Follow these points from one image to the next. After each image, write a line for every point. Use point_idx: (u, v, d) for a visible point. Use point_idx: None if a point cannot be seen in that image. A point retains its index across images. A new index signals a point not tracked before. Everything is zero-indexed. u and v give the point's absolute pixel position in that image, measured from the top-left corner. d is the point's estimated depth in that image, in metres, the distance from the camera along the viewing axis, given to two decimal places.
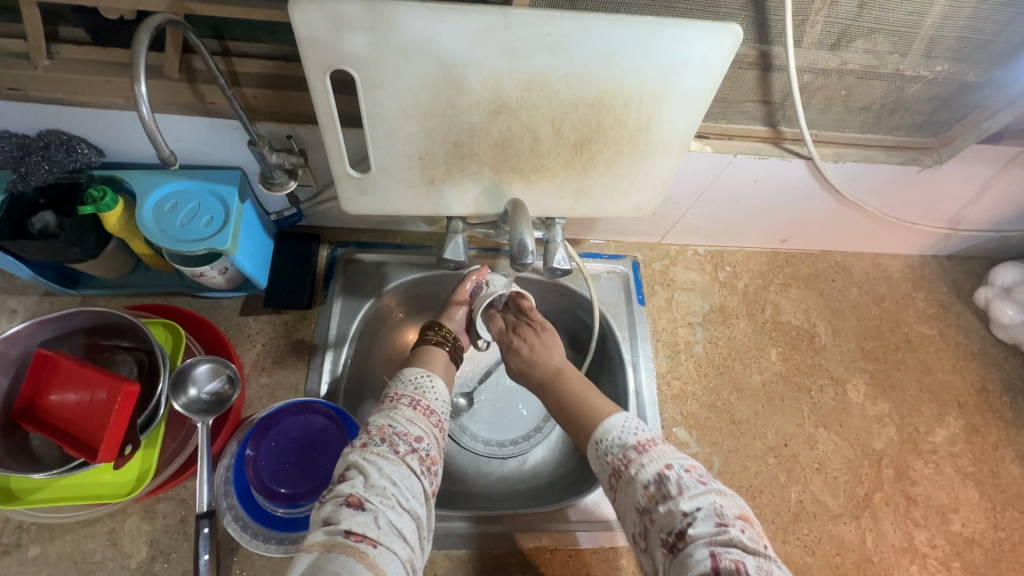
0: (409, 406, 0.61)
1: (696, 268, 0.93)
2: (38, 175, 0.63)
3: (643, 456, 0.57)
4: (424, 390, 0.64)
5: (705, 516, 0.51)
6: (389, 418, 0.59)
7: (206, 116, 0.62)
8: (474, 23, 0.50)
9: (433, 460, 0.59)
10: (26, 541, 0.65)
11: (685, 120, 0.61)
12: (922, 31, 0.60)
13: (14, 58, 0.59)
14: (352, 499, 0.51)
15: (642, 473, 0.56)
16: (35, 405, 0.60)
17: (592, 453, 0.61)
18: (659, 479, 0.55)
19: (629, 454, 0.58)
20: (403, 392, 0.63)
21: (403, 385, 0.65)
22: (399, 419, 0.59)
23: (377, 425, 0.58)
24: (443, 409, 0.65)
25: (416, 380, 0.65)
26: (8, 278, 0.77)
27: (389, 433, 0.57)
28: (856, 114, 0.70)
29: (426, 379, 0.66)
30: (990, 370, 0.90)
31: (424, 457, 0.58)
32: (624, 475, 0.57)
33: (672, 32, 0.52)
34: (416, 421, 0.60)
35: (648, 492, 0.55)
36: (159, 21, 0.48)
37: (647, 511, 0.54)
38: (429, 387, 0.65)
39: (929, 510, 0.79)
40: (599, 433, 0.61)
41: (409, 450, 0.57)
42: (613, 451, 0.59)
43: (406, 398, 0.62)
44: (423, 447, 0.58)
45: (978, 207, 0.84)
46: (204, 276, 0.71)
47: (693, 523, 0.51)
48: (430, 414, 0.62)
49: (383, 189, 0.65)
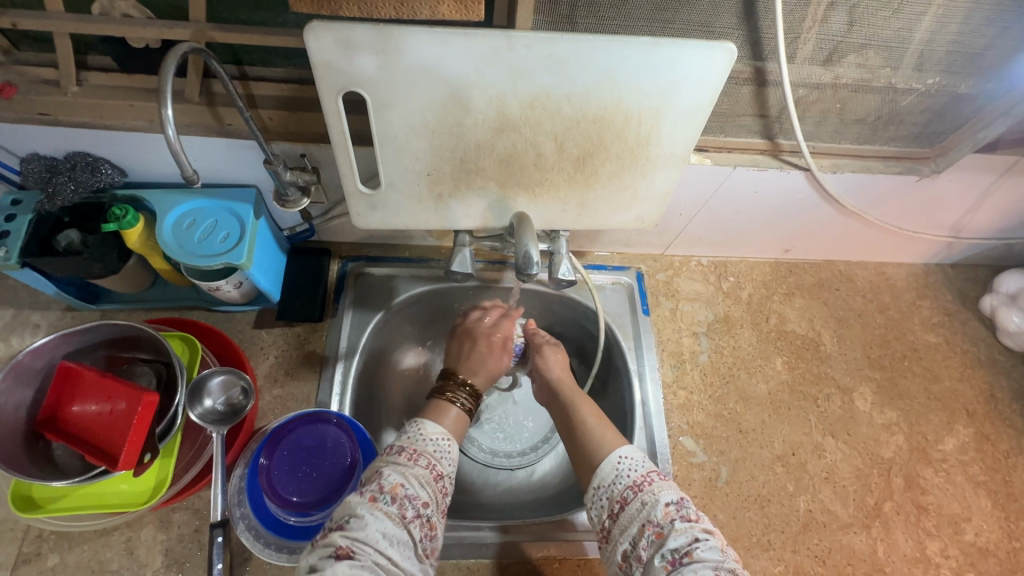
0: (423, 468, 0.60)
1: (699, 278, 0.94)
2: (64, 196, 0.66)
3: (664, 482, 0.58)
4: (440, 455, 0.62)
5: (712, 545, 0.53)
6: (402, 476, 0.57)
7: (225, 136, 0.65)
8: (479, 45, 0.52)
9: (433, 525, 0.58)
10: (45, 550, 0.67)
11: (684, 134, 0.62)
12: (912, 46, 0.62)
13: (46, 85, 0.63)
14: (342, 551, 0.50)
15: (663, 493, 0.56)
16: (57, 416, 0.62)
17: (607, 467, 0.60)
18: (680, 503, 0.56)
19: (651, 476, 0.59)
20: (421, 449, 0.61)
21: (421, 441, 0.62)
22: (412, 481, 0.57)
23: (390, 482, 0.57)
24: (451, 473, 0.63)
25: (435, 441, 0.63)
26: (32, 294, 0.80)
27: (401, 495, 0.56)
28: (852, 126, 0.72)
29: (445, 442, 0.63)
30: (998, 377, 0.90)
31: (424, 523, 0.57)
32: (643, 492, 0.57)
33: (668, 51, 0.55)
34: (427, 485, 0.58)
35: (667, 510, 0.55)
36: (184, 49, 0.51)
37: (658, 527, 0.54)
38: (446, 451, 0.63)
39: (941, 520, 0.78)
40: (621, 452, 0.62)
41: (414, 516, 0.56)
42: (633, 470, 0.59)
43: (424, 459, 0.60)
44: (426, 513, 0.57)
45: (979, 215, 0.85)
46: (219, 290, 0.74)
47: (702, 547, 0.52)
48: (439, 479, 0.60)
49: (392, 206, 0.68)
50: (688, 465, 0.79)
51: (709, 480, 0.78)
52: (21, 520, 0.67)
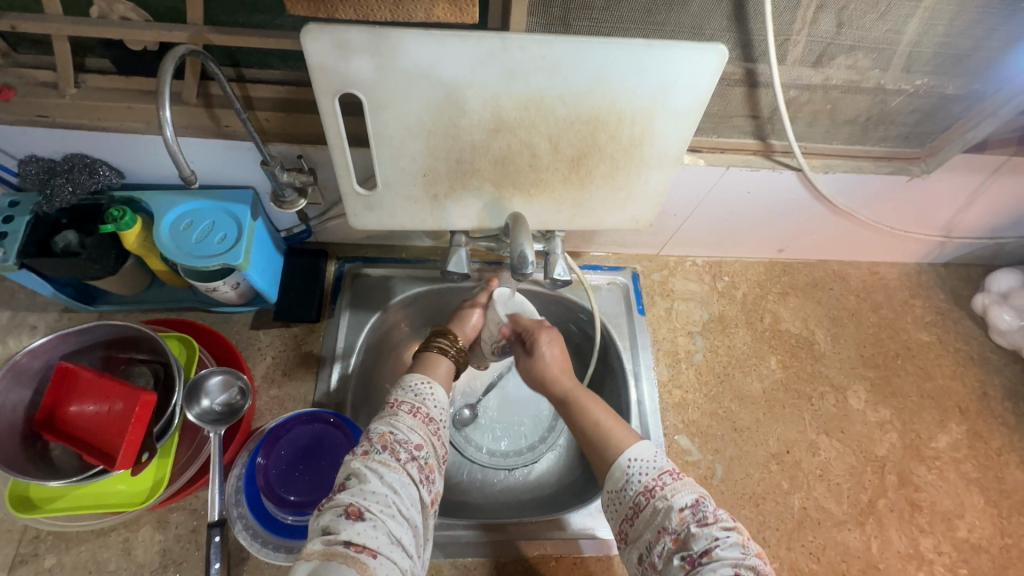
0: (410, 414, 0.60)
1: (694, 278, 0.95)
2: (62, 198, 0.67)
3: (677, 483, 0.55)
4: (424, 398, 0.62)
5: (733, 542, 0.51)
6: (390, 424, 0.58)
7: (222, 138, 0.66)
8: (473, 47, 0.53)
9: (432, 468, 0.58)
10: (42, 551, 0.67)
11: (677, 134, 0.63)
12: (900, 48, 0.63)
13: (44, 87, 0.63)
14: (351, 509, 0.51)
15: (676, 497, 0.54)
16: (55, 415, 0.63)
17: (618, 471, 0.58)
18: (695, 505, 0.53)
19: (663, 479, 0.56)
20: (403, 399, 0.62)
21: (403, 391, 0.63)
22: (400, 426, 0.58)
23: (379, 432, 0.57)
24: (443, 417, 0.63)
25: (416, 387, 0.63)
26: (29, 295, 0.80)
27: (391, 441, 0.56)
28: (843, 127, 0.73)
29: (426, 386, 0.64)
30: (990, 376, 0.90)
31: (423, 466, 0.57)
32: (656, 497, 0.54)
33: (660, 53, 0.55)
34: (418, 428, 0.59)
35: (682, 515, 0.53)
36: (182, 52, 0.52)
37: (675, 533, 0.52)
38: (429, 395, 0.63)
39: (934, 517, 0.79)
40: (631, 454, 0.58)
41: (409, 458, 0.56)
42: (645, 474, 0.56)
43: (406, 405, 0.60)
44: (422, 455, 0.57)
45: (970, 215, 0.86)
46: (217, 291, 0.74)
47: (723, 546, 0.50)
48: (429, 423, 0.61)
49: (389, 206, 0.68)
50: (683, 463, 0.79)
51: (704, 478, 0.79)
52: (18, 521, 0.68)
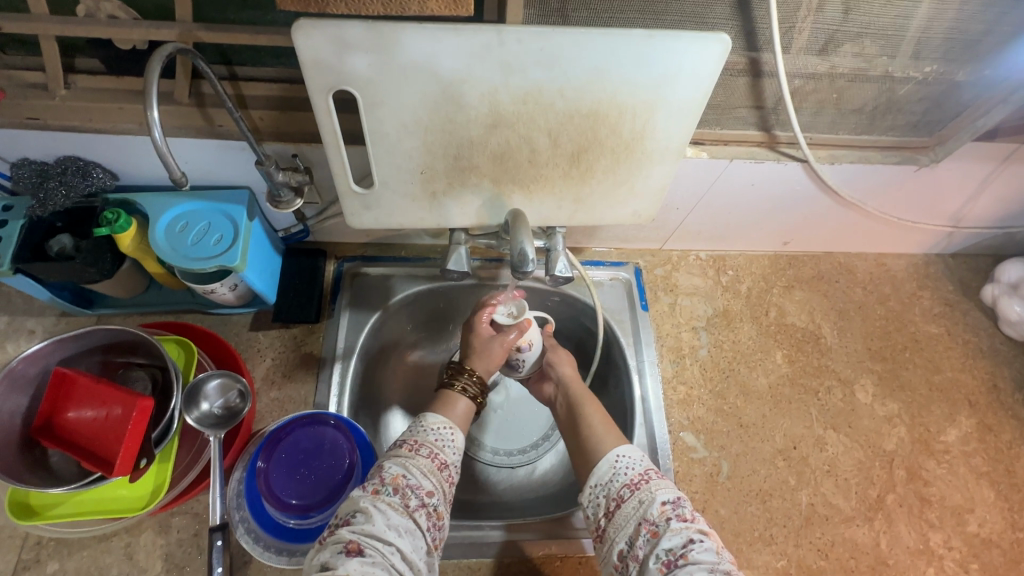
0: (426, 458, 0.61)
1: (698, 272, 0.93)
2: (56, 201, 0.65)
3: (661, 481, 0.58)
4: (443, 444, 0.63)
5: (708, 547, 0.53)
6: (403, 467, 0.58)
7: (215, 138, 0.64)
8: (470, 40, 0.51)
9: (439, 514, 0.59)
10: (44, 557, 0.67)
11: (679, 128, 0.62)
12: (908, 34, 0.61)
13: (34, 89, 0.62)
14: (350, 546, 0.51)
15: (658, 492, 0.57)
16: (54, 422, 0.62)
17: (606, 464, 0.61)
18: (675, 502, 0.56)
19: (648, 475, 0.59)
20: (424, 441, 0.62)
21: (424, 431, 0.64)
22: (414, 471, 0.58)
23: (391, 473, 0.58)
24: (456, 464, 0.64)
25: (438, 432, 0.64)
26: (27, 299, 0.80)
27: (403, 486, 0.57)
28: (850, 116, 0.71)
29: (448, 432, 0.64)
30: (1000, 367, 0.89)
31: (430, 512, 0.57)
32: (641, 490, 0.57)
33: (661, 43, 0.54)
34: (430, 475, 0.59)
35: (663, 509, 0.55)
36: (171, 49, 0.51)
37: (653, 525, 0.54)
38: (449, 440, 0.64)
39: (944, 511, 0.78)
40: (619, 450, 0.62)
41: (418, 505, 0.56)
42: (631, 469, 0.60)
43: (425, 448, 0.61)
44: (432, 502, 0.58)
45: (978, 205, 0.85)
46: (215, 293, 0.73)
47: (697, 549, 0.52)
48: (443, 469, 0.61)
49: (386, 204, 0.67)
50: (689, 461, 0.78)
51: (711, 476, 0.78)
52: (19, 527, 0.67)
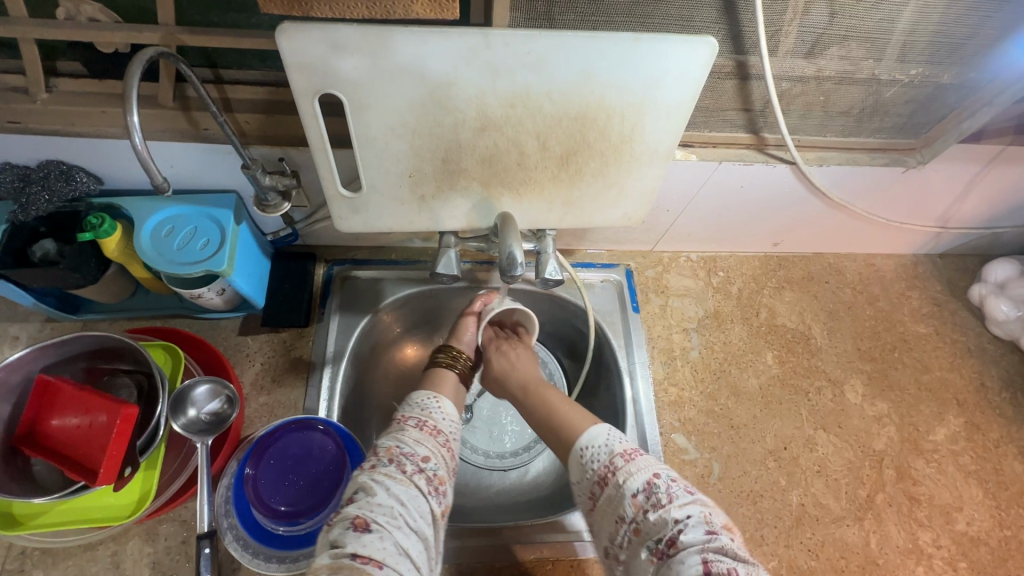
0: (415, 427, 0.62)
1: (689, 274, 0.93)
2: (38, 206, 0.64)
3: (630, 466, 0.58)
4: (430, 411, 0.64)
5: (695, 523, 0.52)
6: (396, 440, 0.59)
7: (201, 142, 0.64)
8: (457, 43, 0.51)
9: (441, 480, 0.58)
10: (29, 567, 0.66)
11: (668, 130, 0.62)
12: (894, 36, 0.61)
13: (14, 92, 0.61)
14: (358, 521, 0.51)
15: (630, 483, 0.56)
16: (36, 431, 0.61)
17: (574, 461, 0.61)
18: (648, 488, 0.55)
19: (615, 463, 0.58)
20: (411, 414, 0.64)
21: (411, 407, 0.65)
22: (406, 440, 0.59)
23: (385, 447, 0.58)
24: (451, 429, 0.65)
25: (423, 403, 0.66)
26: (11, 305, 0.79)
27: (397, 455, 0.57)
28: (837, 119, 0.71)
29: (432, 400, 0.67)
30: (988, 366, 0.90)
31: (431, 477, 0.57)
32: (609, 485, 0.57)
33: (648, 46, 0.54)
34: (424, 441, 0.60)
35: (637, 500, 0.55)
36: (151, 54, 0.50)
37: (633, 522, 0.55)
38: (435, 407, 0.66)
39: (933, 510, 0.78)
40: (582, 443, 0.62)
41: (416, 470, 0.56)
42: (597, 460, 0.60)
43: (413, 419, 0.63)
44: (430, 467, 0.58)
45: (966, 206, 0.85)
46: (202, 297, 0.72)
47: (685, 529, 0.52)
48: (436, 435, 0.62)
49: (375, 208, 0.66)
50: (680, 462, 0.78)
51: (702, 477, 0.78)
52: (3, 538, 0.66)
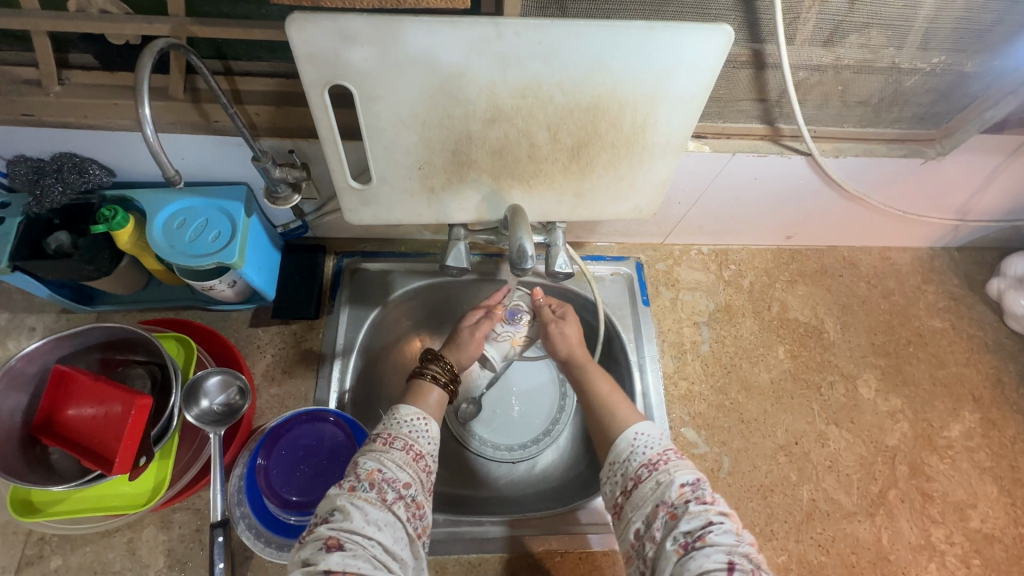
0: (401, 450, 0.59)
1: (700, 267, 0.92)
2: (53, 198, 0.65)
3: (681, 462, 0.57)
4: (417, 434, 0.62)
5: (727, 527, 0.51)
6: (378, 461, 0.57)
7: (211, 134, 0.64)
8: (467, 33, 0.50)
9: (420, 504, 0.57)
10: (48, 552, 0.67)
11: (681, 120, 0.61)
12: (916, 24, 0.60)
13: (27, 85, 0.61)
14: (330, 541, 0.50)
15: (678, 473, 0.55)
16: (53, 419, 0.62)
17: (623, 443, 0.60)
18: (695, 484, 0.54)
19: (667, 455, 0.57)
20: (397, 434, 0.61)
21: (396, 424, 0.62)
22: (389, 464, 0.57)
23: (366, 469, 0.56)
24: (433, 454, 0.63)
25: (411, 422, 0.63)
26: (27, 297, 0.80)
27: (378, 480, 0.55)
28: (855, 109, 0.70)
29: (421, 422, 0.63)
30: (1005, 362, 0.88)
31: (410, 503, 0.56)
32: (659, 471, 0.56)
33: (662, 35, 0.53)
34: (407, 467, 0.58)
35: (681, 491, 0.54)
36: (161, 45, 0.50)
37: (672, 507, 0.53)
38: (423, 430, 0.63)
39: (946, 507, 0.78)
40: (637, 429, 0.61)
41: (396, 497, 0.55)
42: (650, 448, 0.58)
43: (400, 441, 0.60)
44: (411, 493, 0.57)
45: (985, 198, 0.84)
46: (213, 289, 0.73)
47: (716, 531, 0.50)
48: (419, 459, 0.60)
49: (385, 200, 0.66)
50: (690, 456, 0.78)
51: (711, 471, 0.77)
52: (22, 523, 0.68)
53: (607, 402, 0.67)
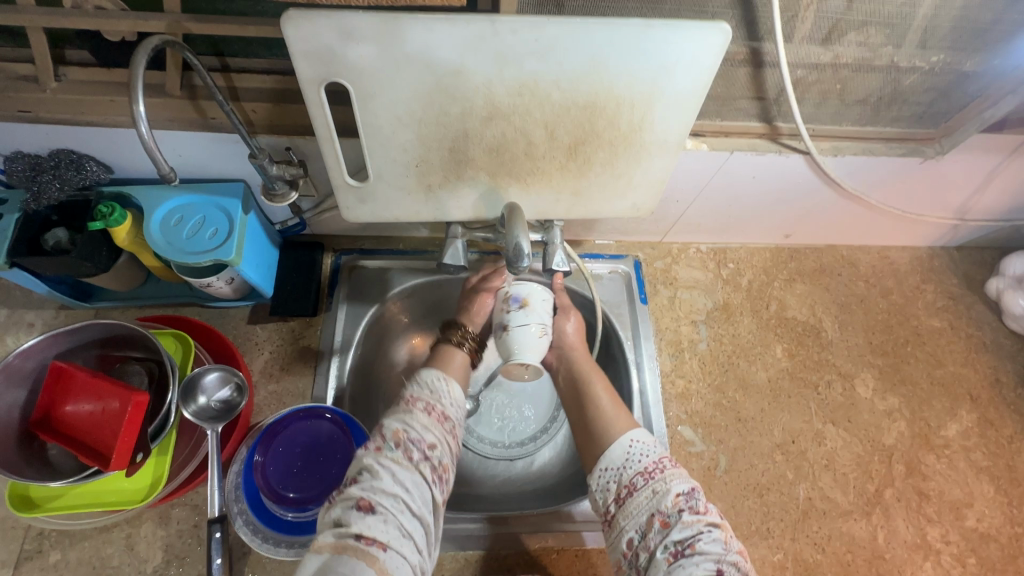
0: (425, 412, 0.60)
1: (698, 265, 0.92)
2: (50, 194, 0.65)
3: (676, 471, 0.57)
4: (440, 395, 0.63)
5: (717, 537, 0.53)
6: (404, 422, 0.58)
7: (208, 130, 0.63)
8: (463, 30, 0.50)
9: (445, 468, 0.58)
10: (47, 547, 0.68)
11: (679, 119, 0.61)
12: (915, 23, 0.59)
13: (24, 81, 0.61)
14: (361, 503, 0.51)
15: (674, 483, 0.56)
16: (51, 415, 0.63)
17: (618, 449, 0.60)
18: (689, 494, 0.55)
19: (663, 464, 0.58)
20: (419, 396, 0.62)
21: (419, 387, 0.63)
22: (414, 426, 0.58)
23: (393, 429, 0.57)
24: (458, 416, 0.63)
25: (433, 384, 0.64)
26: (25, 293, 0.80)
27: (404, 440, 0.56)
28: (854, 108, 0.70)
29: (443, 383, 0.64)
30: (1003, 362, 0.88)
31: (436, 466, 0.57)
32: (655, 480, 0.56)
33: (660, 33, 0.52)
34: (432, 428, 0.59)
35: (676, 500, 0.54)
36: (156, 42, 0.50)
37: (665, 516, 0.54)
38: (445, 392, 0.64)
39: (943, 506, 0.78)
40: (633, 436, 0.61)
41: (422, 457, 0.56)
42: (646, 456, 0.59)
43: (422, 402, 0.61)
44: (436, 456, 0.57)
45: (985, 197, 0.83)
46: (211, 286, 0.73)
47: (706, 540, 0.52)
48: (444, 421, 0.61)
49: (382, 197, 0.66)
50: (686, 455, 0.78)
51: (708, 470, 0.78)
52: (21, 519, 0.68)
53: (604, 401, 0.67)
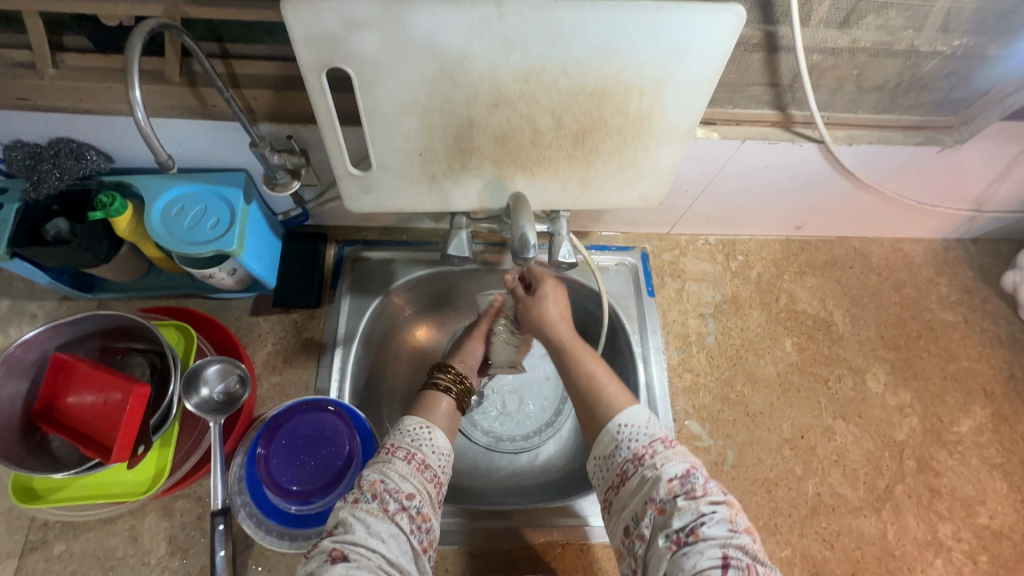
0: (404, 460, 0.58)
1: (707, 258, 0.91)
2: (51, 183, 0.64)
3: (669, 452, 0.55)
4: (420, 443, 0.60)
5: (720, 518, 0.51)
6: (381, 472, 0.56)
7: (209, 118, 0.62)
8: (468, 14, 0.49)
9: (426, 517, 0.56)
10: (51, 538, 0.67)
11: (690, 105, 0.59)
12: (936, 6, 0.57)
13: (21, 68, 0.60)
14: (335, 553, 0.50)
15: (666, 467, 0.54)
16: (53, 407, 0.62)
17: (607, 437, 0.58)
18: (685, 476, 0.53)
19: (655, 447, 0.56)
20: (400, 444, 0.59)
21: (399, 435, 0.61)
22: (391, 475, 0.56)
23: (369, 480, 0.56)
24: (442, 464, 0.60)
25: (414, 432, 0.61)
26: (28, 283, 0.80)
27: (381, 490, 0.54)
28: (871, 94, 0.68)
29: (425, 432, 0.62)
30: (1018, 357, 0.86)
31: (415, 515, 0.55)
32: (646, 466, 0.55)
33: (672, 15, 0.51)
34: (411, 477, 0.56)
35: (670, 485, 0.53)
36: (153, 26, 0.49)
37: (661, 503, 0.52)
38: (427, 440, 0.61)
39: (954, 502, 0.76)
40: (621, 420, 0.58)
41: (399, 508, 0.54)
42: (635, 441, 0.56)
43: (402, 451, 0.59)
44: (414, 504, 0.55)
45: (1003, 188, 0.81)
46: (214, 277, 0.72)
47: (709, 522, 0.50)
48: (425, 469, 0.58)
49: (385, 187, 0.65)
50: (693, 449, 0.77)
51: (715, 464, 0.77)
52: (25, 510, 0.68)
53: None
